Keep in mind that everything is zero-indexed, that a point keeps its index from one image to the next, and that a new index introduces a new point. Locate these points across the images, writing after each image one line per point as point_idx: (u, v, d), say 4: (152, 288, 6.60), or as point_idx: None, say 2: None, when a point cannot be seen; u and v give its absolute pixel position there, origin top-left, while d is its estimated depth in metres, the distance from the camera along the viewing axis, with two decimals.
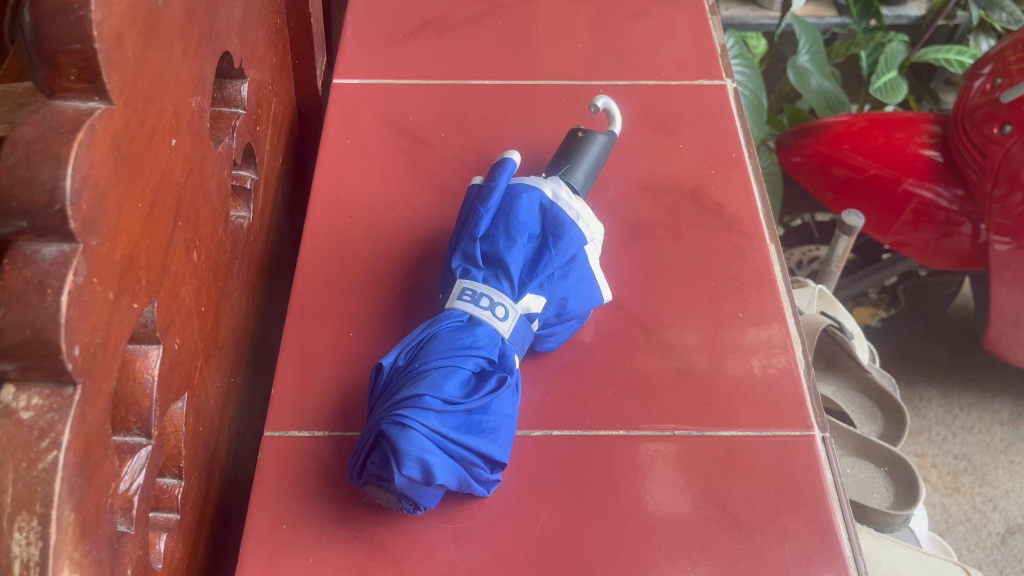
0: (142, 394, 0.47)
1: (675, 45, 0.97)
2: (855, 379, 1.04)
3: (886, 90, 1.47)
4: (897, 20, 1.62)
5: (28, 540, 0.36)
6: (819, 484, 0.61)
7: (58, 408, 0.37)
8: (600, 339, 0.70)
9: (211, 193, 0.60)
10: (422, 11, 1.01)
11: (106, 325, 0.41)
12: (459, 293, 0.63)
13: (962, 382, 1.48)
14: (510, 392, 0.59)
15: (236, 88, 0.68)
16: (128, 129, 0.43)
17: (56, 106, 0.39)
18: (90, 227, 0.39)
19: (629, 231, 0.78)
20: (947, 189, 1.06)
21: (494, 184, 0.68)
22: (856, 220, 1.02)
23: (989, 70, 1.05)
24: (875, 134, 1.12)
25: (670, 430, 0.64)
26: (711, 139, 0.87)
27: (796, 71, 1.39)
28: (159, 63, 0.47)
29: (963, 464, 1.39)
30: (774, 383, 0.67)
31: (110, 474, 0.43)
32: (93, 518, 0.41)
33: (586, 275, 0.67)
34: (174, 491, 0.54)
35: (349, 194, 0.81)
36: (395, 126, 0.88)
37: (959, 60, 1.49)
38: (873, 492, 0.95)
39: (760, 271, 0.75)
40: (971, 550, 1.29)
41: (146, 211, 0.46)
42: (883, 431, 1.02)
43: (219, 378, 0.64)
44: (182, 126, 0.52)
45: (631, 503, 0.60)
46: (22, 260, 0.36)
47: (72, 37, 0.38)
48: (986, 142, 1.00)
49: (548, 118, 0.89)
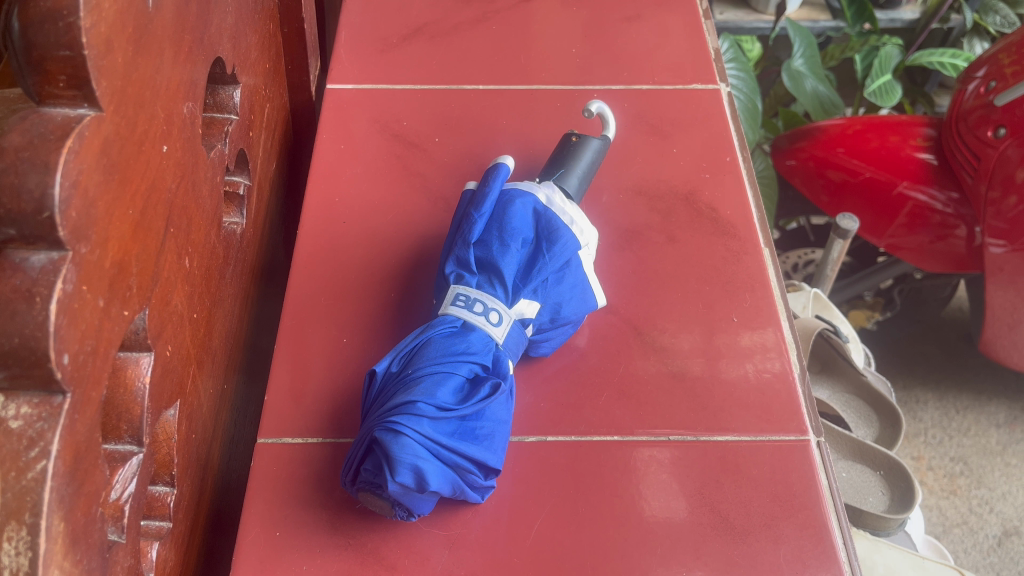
0: (133, 402, 0.47)
1: (668, 49, 0.97)
2: (850, 382, 1.04)
3: (880, 94, 1.45)
4: (891, 23, 1.62)
5: (17, 550, 0.35)
6: (814, 489, 0.61)
7: (47, 417, 0.37)
8: (594, 344, 0.70)
9: (203, 200, 0.60)
10: (415, 16, 1.01)
11: (96, 333, 0.41)
12: (454, 298, 0.63)
13: (957, 384, 1.49)
14: (504, 398, 0.59)
15: (228, 94, 0.68)
16: (118, 136, 0.43)
17: (45, 113, 0.38)
18: (79, 235, 0.38)
19: (623, 236, 0.78)
20: (942, 193, 1.06)
21: (488, 189, 0.68)
22: (850, 223, 1.02)
23: (983, 72, 1.05)
24: (869, 138, 1.13)
25: (665, 435, 0.64)
26: (705, 143, 0.87)
27: (791, 74, 1.39)
28: (149, 69, 0.47)
29: (960, 466, 1.39)
30: (769, 387, 0.67)
31: (100, 483, 0.43)
32: (82, 528, 0.40)
33: (581, 280, 0.67)
34: (166, 498, 0.54)
35: (343, 200, 0.81)
36: (388, 131, 0.88)
37: (953, 63, 1.50)
38: (868, 496, 0.94)
39: (754, 275, 0.75)
40: (968, 552, 1.29)
41: (136, 218, 0.46)
42: (879, 434, 1.02)
43: (212, 385, 0.64)
44: (174, 133, 0.52)
45: (626, 508, 0.60)
46: (10, 268, 0.36)
47: (61, 44, 0.37)
48: (981, 145, 1.01)
49: (542, 123, 0.89)
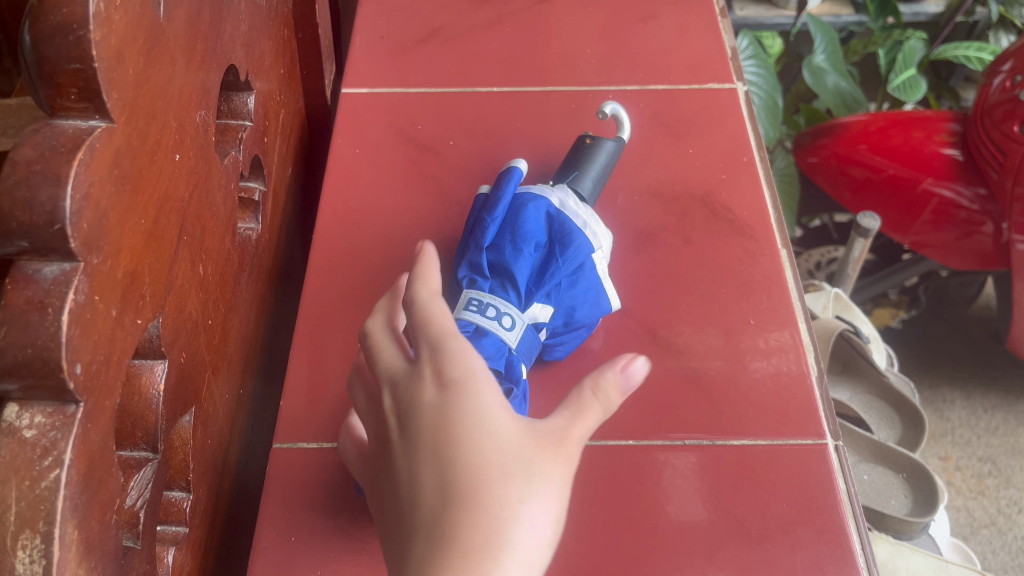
0: (148, 409, 0.47)
1: (685, 49, 0.96)
2: (871, 383, 1.02)
3: (903, 89, 1.43)
4: (914, 17, 1.60)
5: (31, 558, 0.36)
6: (831, 494, 0.60)
7: (61, 426, 0.37)
8: (609, 347, 0.70)
9: (218, 208, 0.60)
10: (430, 18, 1.01)
11: (109, 343, 0.41)
12: (466, 303, 0.63)
13: (985, 382, 1.46)
14: (517, 404, 0.60)
15: (242, 100, 0.68)
16: (130, 147, 0.43)
17: (57, 125, 0.39)
18: (91, 246, 0.39)
19: (638, 238, 0.78)
20: (969, 189, 1.04)
21: (501, 193, 0.69)
22: (871, 221, 1.01)
23: (1010, 65, 1.02)
24: (893, 134, 1.11)
25: (681, 439, 0.64)
26: (723, 143, 0.86)
27: (811, 70, 1.38)
28: (161, 77, 0.47)
29: (988, 466, 1.37)
30: (786, 390, 0.67)
31: (115, 491, 0.43)
32: (97, 536, 0.41)
33: (594, 284, 0.66)
34: (182, 503, 0.54)
35: (357, 204, 0.81)
36: (404, 135, 0.88)
37: (979, 57, 1.47)
38: (890, 499, 0.93)
39: (773, 277, 0.74)
40: (996, 554, 1.27)
41: (149, 227, 0.46)
42: (902, 436, 1.00)
43: (229, 389, 0.65)
44: (187, 141, 0.53)
45: (643, 513, 0.60)
46: (23, 280, 0.36)
47: (71, 57, 0.38)
48: (1006, 141, 0.98)
49: (557, 125, 0.88)
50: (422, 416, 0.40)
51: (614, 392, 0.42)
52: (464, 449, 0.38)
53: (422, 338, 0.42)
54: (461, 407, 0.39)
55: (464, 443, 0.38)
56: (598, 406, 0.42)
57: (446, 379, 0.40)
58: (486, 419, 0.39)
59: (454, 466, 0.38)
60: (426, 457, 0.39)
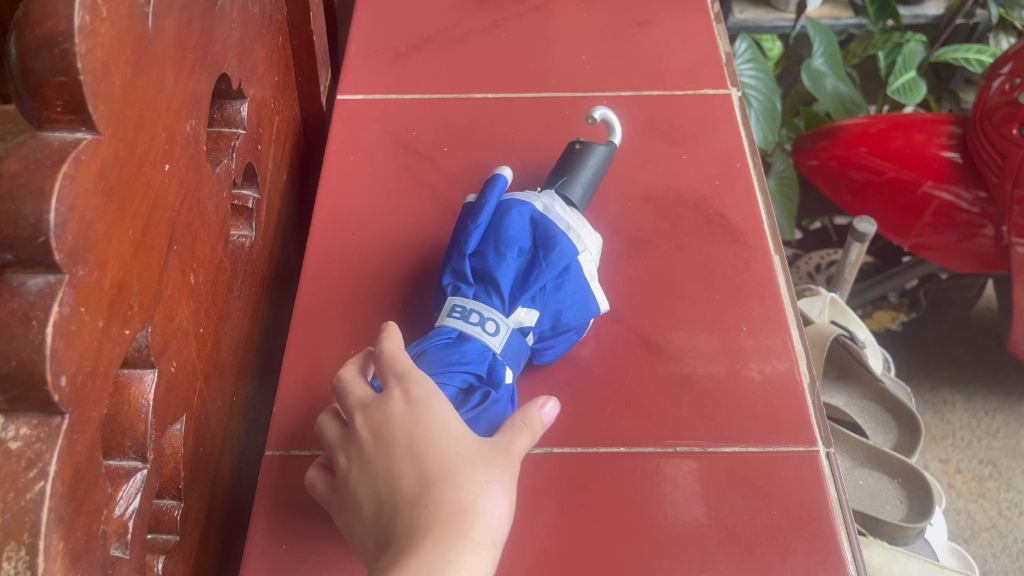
0: (137, 419, 0.47)
1: (680, 55, 0.96)
2: (867, 388, 1.02)
3: (903, 92, 1.42)
4: (914, 20, 1.59)
5: (16, 570, 0.36)
6: (822, 501, 0.60)
7: (45, 437, 0.38)
8: (601, 354, 0.70)
9: (209, 216, 0.61)
10: (425, 24, 1.01)
11: (95, 354, 0.41)
12: (450, 310, 0.63)
13: (986, 385, 1.46)
14: (501, 407, 0.59)
15: (235, 108, 0.69)
16: (117, 158, 0.43)
17: (43, 137, 0.39)
18: (76, 257, 0.39)
19: (631, 245, 0.78)
20: (968, 191, 1.04)
21: (483, 202, 0.69)
22: (867, 226, 1.01)
23: (1008, 69, 1.02)
24: (893, 137, 1.11)
25: (673, 447, 0.64)
26: (717, 149, 0.86)
27: (810, 73, 1.37)
28: (150, 87, 0.48)
29: (989, 469, 1.37)
30: (778, 397, 0.66)
31: (102, 501, 0.43)
32: (82, 546, 0.41)
33: (582, 286, 0.66)
34: (172, 512, 0.54)
35: (351, 211, 0.81)
36: (398, 141, 0.88)
37: (979, 59, 1.46)
38: (886, 504, 0.93)
39: (766, 283, 0.74)
40: (997, 557, 1.27)
41: (137, 237, 0.47)
42: (898, 441, 1.00)
43: (221, 397, 0.65)
44: (177, 150, 0.53)
45: (634, 520, 0.60)
46: (8, 292, 0.36)
47: (57, 70, 0.38)
48: (1006, 143, 0.98)
49: (552, 131, 0.88)
50: (394, 429, 0.46)
51: (536, 423, 0.51)
52: (433, 447, 0.44)
53: (389, 370, 0.50)
54: (427, 418, 0.46)
55: (432, 443, 0.45)
56: (529, 430, 0.50)
57: (414, 397, 0.47)
58: (448, 425, 0.46)
59: (425, 460, 0.44)
60: (402, 455, 0.44)
